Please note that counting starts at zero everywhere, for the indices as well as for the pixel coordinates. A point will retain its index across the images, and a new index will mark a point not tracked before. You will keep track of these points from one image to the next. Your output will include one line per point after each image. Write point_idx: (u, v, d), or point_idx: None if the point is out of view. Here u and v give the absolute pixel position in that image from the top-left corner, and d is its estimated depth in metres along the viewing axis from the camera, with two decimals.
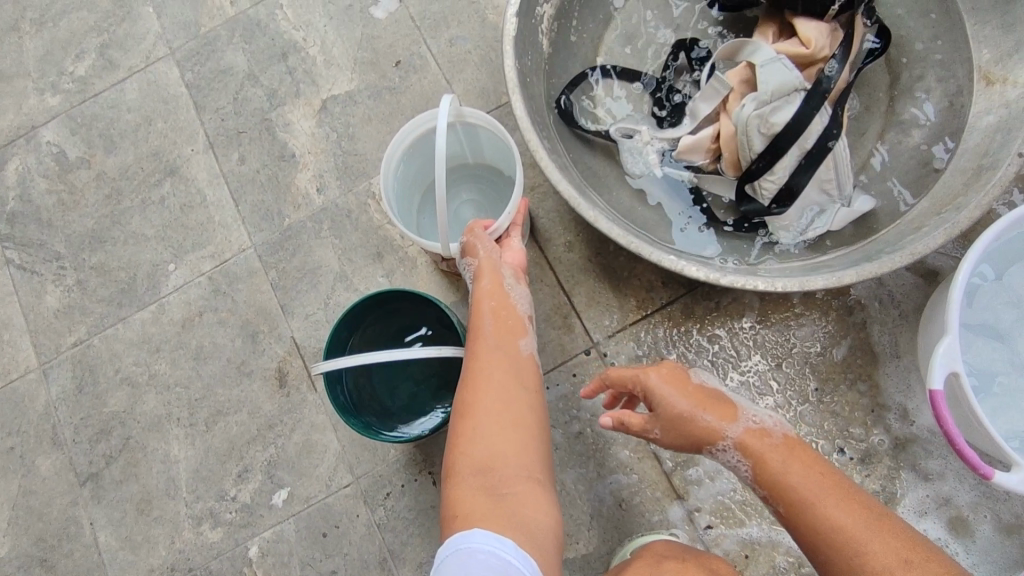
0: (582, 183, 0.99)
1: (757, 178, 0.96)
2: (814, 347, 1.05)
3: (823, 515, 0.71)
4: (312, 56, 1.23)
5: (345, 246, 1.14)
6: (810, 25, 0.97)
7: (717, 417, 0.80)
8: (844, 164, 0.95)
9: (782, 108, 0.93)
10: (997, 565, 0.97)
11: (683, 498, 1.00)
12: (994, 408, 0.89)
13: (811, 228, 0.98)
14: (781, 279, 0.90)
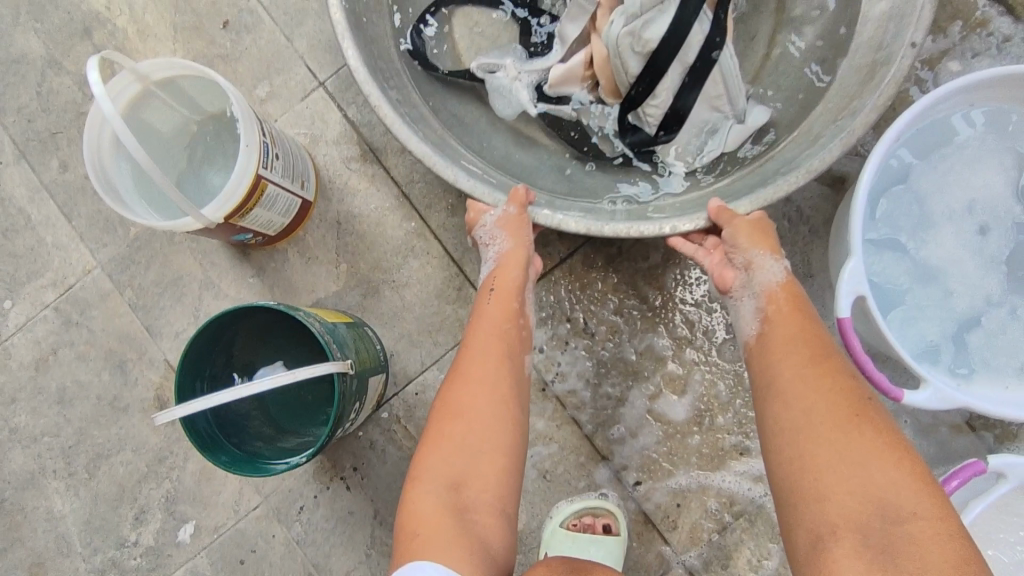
0: (443, 136, 0.85)
1: (639, 105, 0.86)
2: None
3: (790, 386, 0.66)
4: (121, 28, 1.03)
5: (203, 249, 1.00)
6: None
7: (764, 245, 0.74)
8: (733, 78, 0.85)
9: (654, 20, 0.82)
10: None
11: (608, 459, 0.96)
12: (901, 322, 0.87)
13: (704, 152, 0.88)
14: (676, 220, 0.77)
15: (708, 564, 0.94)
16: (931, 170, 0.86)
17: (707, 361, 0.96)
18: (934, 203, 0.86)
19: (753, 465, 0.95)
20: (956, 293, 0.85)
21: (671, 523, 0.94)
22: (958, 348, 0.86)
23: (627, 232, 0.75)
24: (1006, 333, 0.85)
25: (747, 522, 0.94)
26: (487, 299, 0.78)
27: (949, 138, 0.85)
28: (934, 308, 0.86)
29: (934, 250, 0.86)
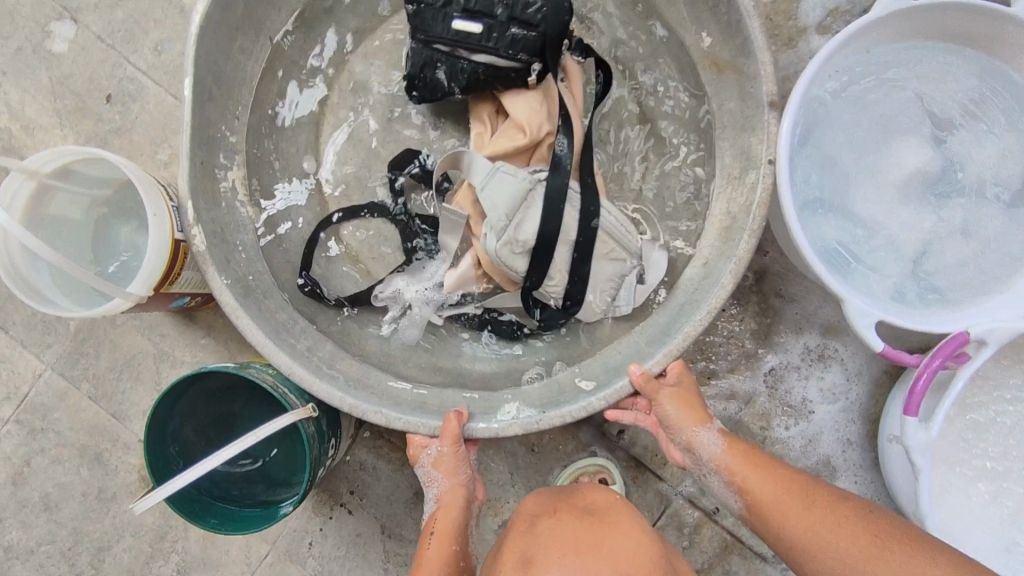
0: (362, 353, 0.94)
1: (540, 287, 0.89)
2: (659, 217, 0.98)
3: (818, 543, 0.72)
4: (5, 127, 1.02)
5: (148, 323, 1.00)
6: (520, 100, 0.88)
7: (693, 419, 0.82)
8: (620, 228, 0.89)
9: (525, 220, 0.85)
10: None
11: (588, 417, 0.98)
12: (858, 278, 0.87)
13: (618, 303, 0.92)
14: (607, 388, 0.82)
15: (703, 488, 0.98)
16: (838, 126, 0.87)
17: None
18: (846, 151, 0.87)
19: (722, 386, 0.99)
20: (898, 231, 0.86)
21: (661, 461, 0.97)
22: (921, 282, 0.87)
23: (559, 418, 0.79)
24: (962, 250, 0.86)
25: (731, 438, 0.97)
26: (427, 544, 0.80)
27: (837, 86, 0.87)
28: (884, 249, 0.87)
29: (866, 196, 0.87)
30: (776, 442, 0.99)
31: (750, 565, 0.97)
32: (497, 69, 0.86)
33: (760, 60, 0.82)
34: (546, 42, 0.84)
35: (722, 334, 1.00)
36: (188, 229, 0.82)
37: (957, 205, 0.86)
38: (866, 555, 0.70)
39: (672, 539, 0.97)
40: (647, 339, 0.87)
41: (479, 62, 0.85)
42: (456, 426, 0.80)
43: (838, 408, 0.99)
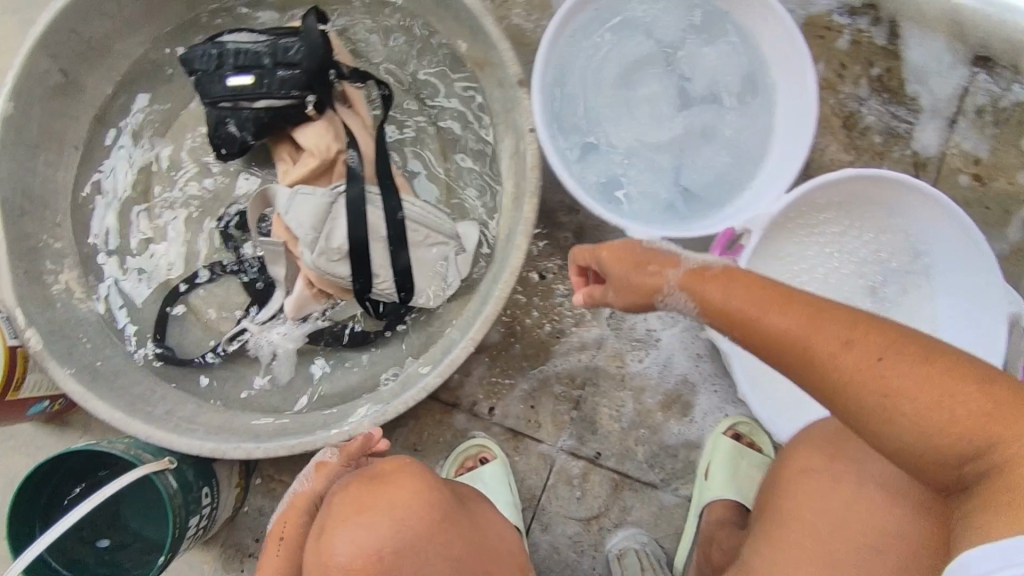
0: (223, 407, 0.97)
1: (370, 289, 0.94)
2: (469, 199, 1.02)
3: (850, 373, 0.54)
4: None
5: (22, 439, 1.02)
6: (306, 131, 0.93)
7: (639, 282, 0.66)
8: (424, 216, 0.95)
9: (334, 229, 0.92)
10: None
11: (460, 405, 1.04)
12: (643, 206, 0.97)
13: (448, 285, 0.97)
14: (442, 363, 0.88)
15: (580, 437, 1.04)
16: (586, 79, 0.97)
17: None
18: (599, 103, 0.97)
19: (573, 340, 1.05)
20: (654, 159, 0.97)
21: (535, 426, 1.04)
22: (687, 197, 0.97)
23: (403, 405, 0.85)
24: (713, 162, 0.97)
25: (592, 385, 1.04)
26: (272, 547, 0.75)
27: (576, 48, 0.96)
28: (648, 176, 0.97)
29: (620, 135, 0.97)
30: (635, 376, 1.04)
31: (642, 496, 1.03)
32: (278, 110, 0.91)
33: (501, 50, 0.90)
34: (312, 75, 0.90)
35: (561, 294, 1.05)
36: (20, 333, 0.87)
37: (705, 120, 0.97)
38: (916, 407, 0.52)
39: (565, 494, 1.03)
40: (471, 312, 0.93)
41: (262, 109, 0.90)
42: (358, 445, 0.82)
43: (682, 329, 1.05)
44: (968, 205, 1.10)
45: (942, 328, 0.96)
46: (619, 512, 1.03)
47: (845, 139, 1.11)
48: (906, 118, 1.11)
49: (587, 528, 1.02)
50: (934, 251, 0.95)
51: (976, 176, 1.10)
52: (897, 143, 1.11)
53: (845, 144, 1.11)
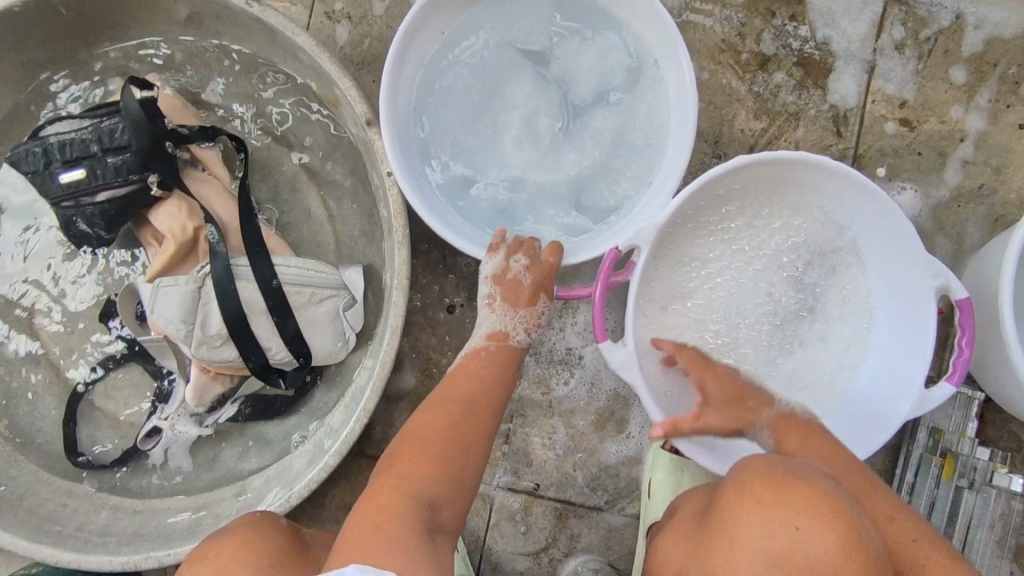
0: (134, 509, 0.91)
1: (266, 360, 0.86)
2: (353, 246, 0.95)
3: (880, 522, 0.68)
4: None
5: None
6: (159, 214, 0.85)
7: (748, 396, 0.77)
8: (305, 275, 0.87)
9: (208, 314, 0.83)
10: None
11: None
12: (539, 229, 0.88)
13: (348, 336, 0.89)
14: (341, 436, 0.83)
15: (516, 471, 0.99)
16: (453, 107, 0.88)
17: None
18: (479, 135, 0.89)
19: None
20: (541, 175, 0.88)
21: None
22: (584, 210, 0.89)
23: (305, 487, 0.81)
24: (606, 166, 0.88)
25: (519, 418, 0.99)
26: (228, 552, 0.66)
27: (435, 79, 0.88)
28: (538, 195, 0.88)
29: (501, 159, 0.88)
30: (563, 399, 0.99)
31: (589, 520, 0.99)
32: (122, 199, 0.82)
33: (344, 88, 0.83)
34: (149, 154, 0.82)
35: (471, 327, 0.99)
36: None
37: (588, 125, 0.88)
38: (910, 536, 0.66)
39: (509, 531, 0.99)
40: (366, 369, 0.86)
41: (106, 201, 0.82)
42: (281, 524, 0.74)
43: None
44: (897, 155, 1.00)
45: (877, 304, 0.88)
46: (566, 540, 0.99)
47: (754, 104, 1.00)
48: (819, 68, 1.00)
49: (537, 561, 0.99)
50: (856, 226, 0.87)
51: (902, 122, 1.00)
52: (812, 99, 1.00)
53: (755, 110, 1.00)
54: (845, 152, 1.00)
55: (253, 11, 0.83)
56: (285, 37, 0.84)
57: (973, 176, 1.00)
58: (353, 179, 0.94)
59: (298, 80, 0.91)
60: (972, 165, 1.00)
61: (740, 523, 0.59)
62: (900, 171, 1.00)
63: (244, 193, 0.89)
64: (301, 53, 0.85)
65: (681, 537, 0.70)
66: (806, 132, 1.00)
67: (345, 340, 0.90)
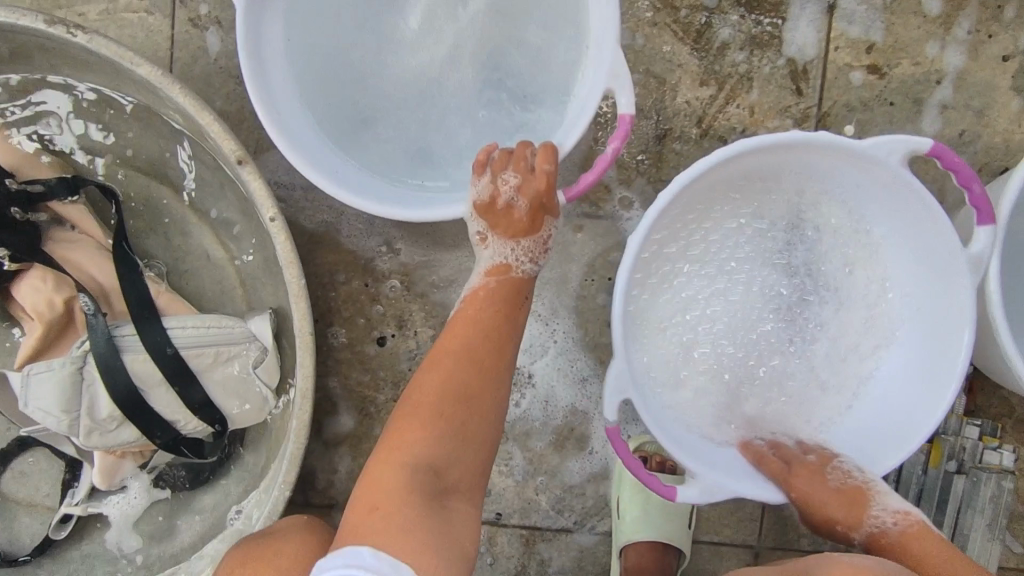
0: None
1: (175, 433, 0.78)
2: (258, 289, 0.85)
3: None
4: None
5: None
6: (22, 289, 0.75)
7: (841, 500, 0.68)
8: (204, 336, 0.77)
9: (96, 397, 0.74)
10: (561, 270, 0.89)
11: (335, 506, 0.92)
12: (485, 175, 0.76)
13: (263, 395, 0.81)
14: (263, 512, 0.75)
15: None
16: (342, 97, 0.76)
17: (324, 363, 0.90)
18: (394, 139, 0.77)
19: None
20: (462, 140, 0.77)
21: None
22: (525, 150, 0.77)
23: None
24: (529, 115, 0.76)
25: None
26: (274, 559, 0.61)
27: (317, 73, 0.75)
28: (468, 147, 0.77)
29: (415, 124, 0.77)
30: (516, 422, 0.90)
31: (558, 543, 0.93)
32: None
33: (204, 123, 0.70)
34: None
35: (406, 358, 0.90)
36: None
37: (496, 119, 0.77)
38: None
39: (475, 564, 0.93)
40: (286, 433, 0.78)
41: None
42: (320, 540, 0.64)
43: (554, 357, 0.89)
44: (867, 109, 0.87)
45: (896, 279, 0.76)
46: (537, 566, 0.94)
47: (697, 68, 0.86)
48: (770, 17, 0.86)
49: None
50: (860, 196, 0.74)
51: (870, 69, 0.86)
52: (764, 55, 0.86)
53: (701, 75, 0.86)
54: (807, 113, 0.87)
55: (79, 42, 0.69)
56: (126, 68, 0.71)
57: (955, 122, 0.87)
58: (245, 215, 0.82)
59: (160, 111, 0.78)
60: (952, 110, 0.87)
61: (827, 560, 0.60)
62: (872, 127, 0.87)
63: (120, 249, 0.78)
64: (148, 85, 0.72)
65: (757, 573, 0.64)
66: (760, 95, 0.86)
67: (260, 400, 0.81)
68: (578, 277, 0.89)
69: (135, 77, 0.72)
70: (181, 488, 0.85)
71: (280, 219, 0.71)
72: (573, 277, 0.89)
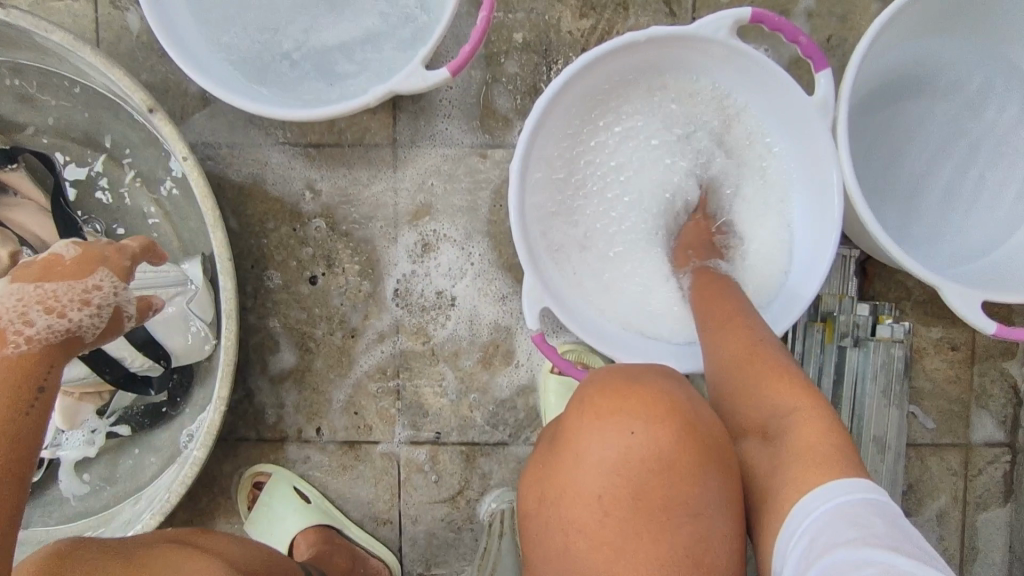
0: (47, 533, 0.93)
1: (124, 369, 0.86)
2: (193, 237, 0.93)
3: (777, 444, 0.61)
4: None
5: None
6: None
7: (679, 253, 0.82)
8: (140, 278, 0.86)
9: None
10: (471, 200, 0.97)
11: (287, 437, 1.00)
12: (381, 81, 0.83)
13: (203, 331, 0.89)
14: (207, 431, 0.83)
15: (414, 423, 0.99)
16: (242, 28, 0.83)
17: (264, 305, 0.99)
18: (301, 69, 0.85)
19: (369, 334, 0.98)
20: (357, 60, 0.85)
21: (366, 430, 1.00)
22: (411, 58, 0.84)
23: (180, 485, 0.83)
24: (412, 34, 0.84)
25: (404, 373, 0.99)
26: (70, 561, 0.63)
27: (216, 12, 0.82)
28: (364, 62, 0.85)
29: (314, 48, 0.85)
30: (444, 343, 0.98)
31: (497, 456, 1.00)
32: None
33: (116, 80, 0.79)
34: None
35: (337, 293, 0.98)
36: None
37: (382, 50, 0.84)
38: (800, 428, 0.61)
39: (421, 483, 1.00)
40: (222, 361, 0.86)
41: None
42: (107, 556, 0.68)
43: (472, 278, 0.97)
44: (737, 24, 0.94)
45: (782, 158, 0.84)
46: (479, 480, 1.00)
47: (576, 2, 0.94)
48: None
49: (455, 506, 1.01)
50: (733, 84, 0.81)
51: None
52: None
53: (580, 7, 0.94)
54: None
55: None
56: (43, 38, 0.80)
57: (821, 29, 0.94)
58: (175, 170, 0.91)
59: (85, 80, 0.87)
60: (817, 17, 0.94)
61: (583, 437, 0.60)
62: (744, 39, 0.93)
63: (61, 212, 0.87)
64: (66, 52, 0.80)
65: (534, 484, 0.64)
66: (637, 20, 0.94)
67: (201, 336, 0.89)
68: (487, 205, 0.97)
69: (54, 45, 0.81)
70: (141, 427, 0.92)
71: (191, 157, 0.80)
72: (483, 202, 0.97)
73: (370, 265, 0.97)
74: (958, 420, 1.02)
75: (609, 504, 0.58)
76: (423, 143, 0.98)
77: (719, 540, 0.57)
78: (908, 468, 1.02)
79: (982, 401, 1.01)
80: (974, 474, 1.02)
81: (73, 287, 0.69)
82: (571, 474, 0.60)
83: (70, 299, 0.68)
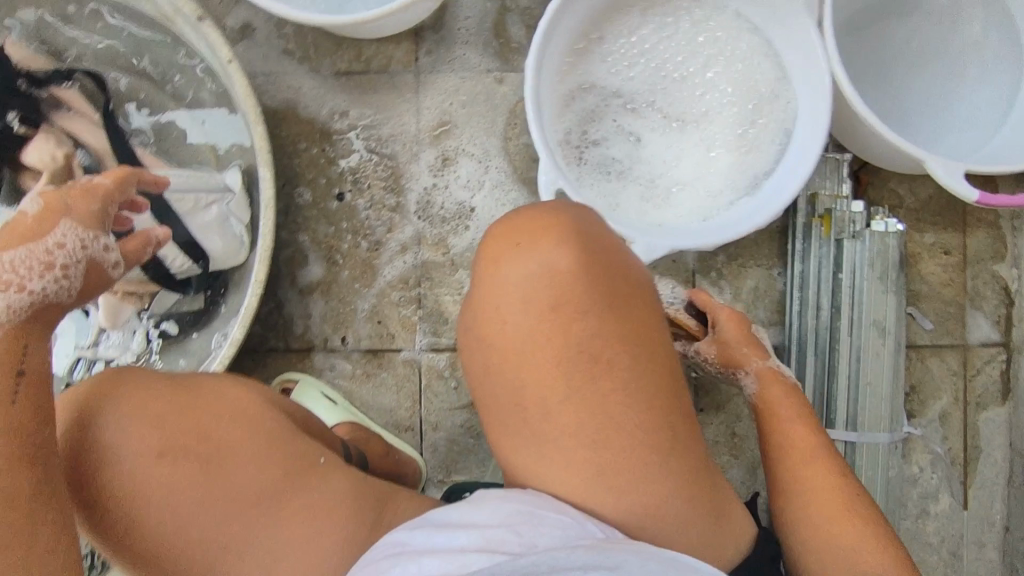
0: None
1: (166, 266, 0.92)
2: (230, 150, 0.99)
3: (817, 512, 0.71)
4: None
5: None
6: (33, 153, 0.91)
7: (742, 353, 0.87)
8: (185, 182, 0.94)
9: None
10: (489, 118, 1.04)
11: (314, 347, 1.04)
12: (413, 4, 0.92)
13: (239, 232, 0.95)
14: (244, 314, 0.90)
15: (436, 329, 1.03)
16: None
17: (295, 221, 1.04)
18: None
19: (392, 245, 1.04)
20: None
21: (389, 338, 1.03)
22: None
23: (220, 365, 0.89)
24: None
25: (427, 282, 1.03)
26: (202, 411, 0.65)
27: None
28: None
29: None
30: (464, 253, 1.03)
31: None
32: None
33: None
34: None
35: (363, 208, 1.04)
36: None
37: None
38: (861, 541, 0.68)
39: (441, 389, 1.03)
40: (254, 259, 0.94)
41: None
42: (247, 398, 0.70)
43: (490, 190, 1.03)
44: None
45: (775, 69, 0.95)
46: None
47: None
48: None
49: (474, 411, 1.03)
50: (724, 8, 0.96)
51: None
52: None
53: None
54: None
55: None
56: None
57: None
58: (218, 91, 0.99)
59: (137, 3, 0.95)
60: None
61: (489, 269, 0.61)
62: None
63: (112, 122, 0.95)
64: None
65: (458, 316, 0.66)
66: None
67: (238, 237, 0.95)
68: (502, 124, 1.04)
69: None
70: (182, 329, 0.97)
71: (235, 62, 0.89)
72: (498, 121, 1.04)
73: (393, 178, 1.04)
74: (954, 322, 1.06)
75: (508, 309, 0.60)
76: (442, 70, 1.05)
77: (619, 334, 0.60)
78: (909, 368, 1.06)
79: (976, 302, 1.06)
80: (974, 374, 1.06)
81: (33, 251, 0.65)
82: (482, 297, 0.62)
83: (30, 267, 0.64)
